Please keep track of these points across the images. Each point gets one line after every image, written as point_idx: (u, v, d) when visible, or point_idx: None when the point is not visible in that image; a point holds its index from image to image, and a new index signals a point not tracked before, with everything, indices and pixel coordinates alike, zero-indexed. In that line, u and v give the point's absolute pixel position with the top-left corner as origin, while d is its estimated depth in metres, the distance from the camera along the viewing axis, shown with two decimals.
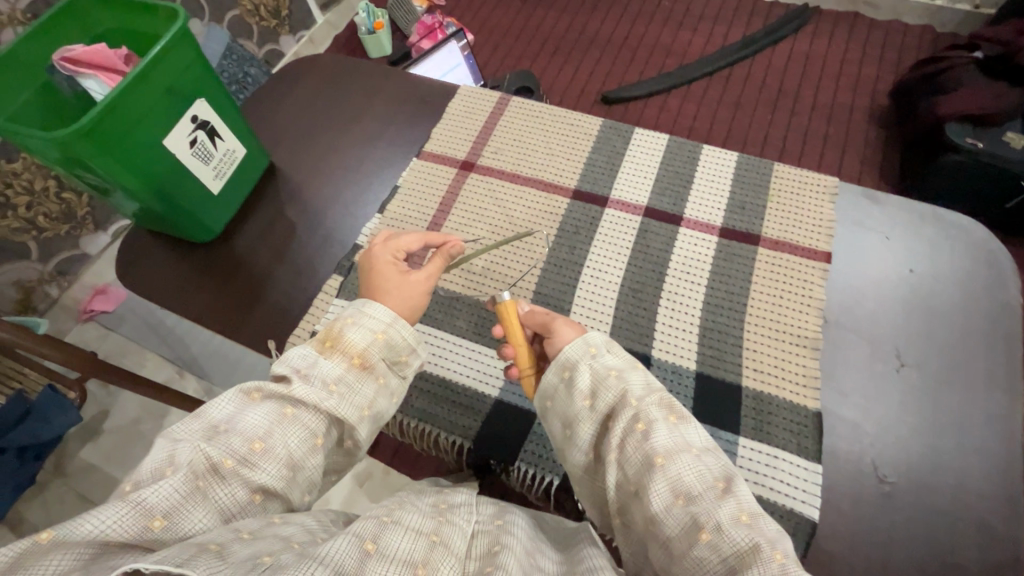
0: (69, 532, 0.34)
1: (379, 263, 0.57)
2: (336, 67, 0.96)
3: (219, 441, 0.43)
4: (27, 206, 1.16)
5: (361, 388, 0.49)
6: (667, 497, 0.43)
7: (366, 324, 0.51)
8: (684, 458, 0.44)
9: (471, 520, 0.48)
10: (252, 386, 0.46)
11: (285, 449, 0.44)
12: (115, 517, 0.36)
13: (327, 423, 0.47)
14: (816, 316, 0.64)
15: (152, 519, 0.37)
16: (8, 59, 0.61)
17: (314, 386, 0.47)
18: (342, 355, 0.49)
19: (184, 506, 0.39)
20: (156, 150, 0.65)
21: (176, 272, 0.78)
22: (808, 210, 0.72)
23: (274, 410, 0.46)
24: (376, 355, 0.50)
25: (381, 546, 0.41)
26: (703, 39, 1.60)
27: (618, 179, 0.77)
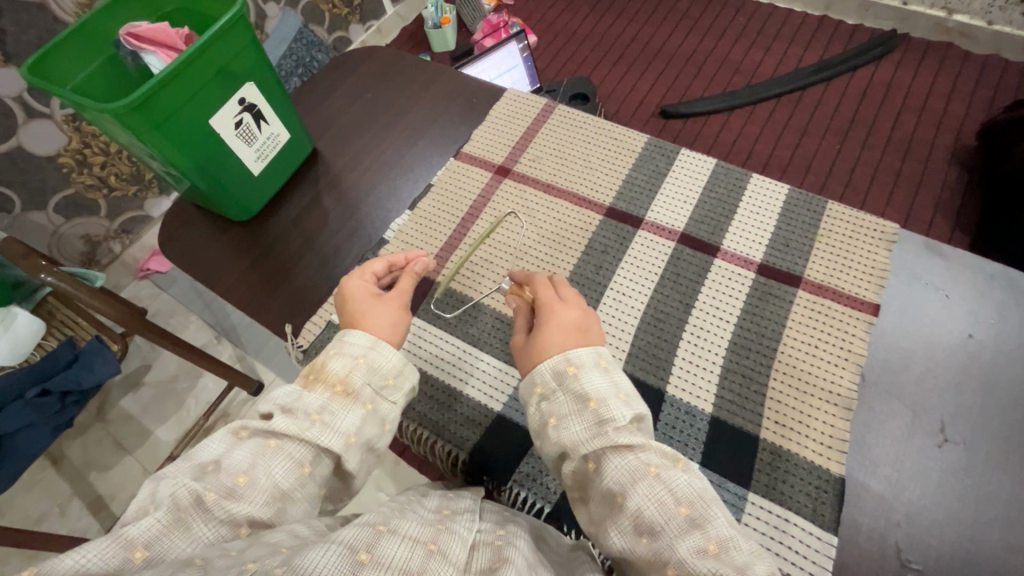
0: (51, 566, 0.35)
1: (354, 292, 0.58)
2: (391, 60, 0.98)
3: (207, 478, 0.43)
4: (101, 166, 1.24)
5: (345, 416, 0.48)
6: (631, 535, 0.43)
7: (348, 350, 0.52)
8: (642, 488, 0.43)
9: (472, 528, 0.47)
10: (238, 424, 0.47)
11: (269, 480, 0.44)
12: (93, 550, 0.36)
13: (313, 451, 0.46)
14: (852, 373, 0.59)
15: (135, 550, 0.38)
16: (80, 31, 0.65)
17: (297, 418, 0.47)
18: (324, 385, 0.49)
19: (166, 537, 0.39)
20: (203, 128, 0.67)
21: (215, 245, 0.81)
22: (859, 256, 0.66)
23: (258, 444, 0.46)
24: (358, 379, 0.50)
25: (375, 557, 0.39)
26: (775, 59, 1.52)
27: (655, 201, 0.73)
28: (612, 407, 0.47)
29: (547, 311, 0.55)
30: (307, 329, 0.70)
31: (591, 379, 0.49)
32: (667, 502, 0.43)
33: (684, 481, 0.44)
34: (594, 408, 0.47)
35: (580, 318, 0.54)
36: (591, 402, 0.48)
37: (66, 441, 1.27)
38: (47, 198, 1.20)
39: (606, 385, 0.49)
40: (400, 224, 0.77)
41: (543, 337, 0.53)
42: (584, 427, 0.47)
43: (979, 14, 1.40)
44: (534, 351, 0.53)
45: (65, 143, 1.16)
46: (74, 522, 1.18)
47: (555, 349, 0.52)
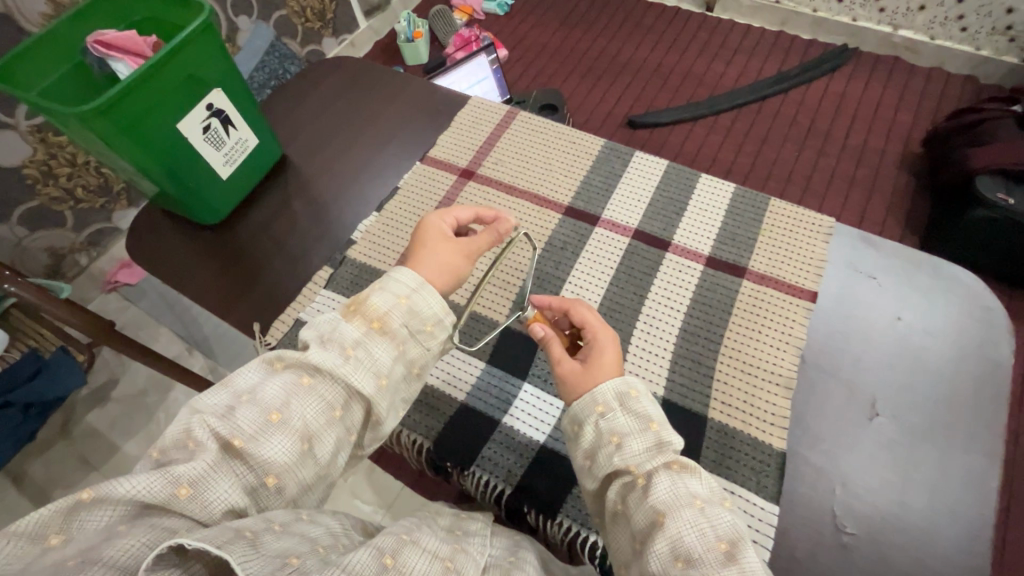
0: (107, 490, 0.38)
1: (434, 230, 0.60)
2: (360, 69, 1.00)
3: (234, 417, 0.45)
4: (67, 176, 1.23)
5: (377, 353, 0.50)
6: (666, 559, 0.44)
7: (391, 288, 0.53)
8: (687, 514, 0.45)
9: (484, 552, 0.50)
10: (274, 356, 0.49)
11: (300, 419, 0.46)
12: (146, 480, 0.39)
13: (344, 396, 0.49)
14: (793, 356, 0.63)
15: (180, 487, 0.40)
16: (46, 38, 0.66)
17: (331, 352, 0.49)
18: (362, 319, 0.51)
19: (209, 477, 0.41)
20: (171, 132, 0.68)
21: (186, 250, 0.81)
22: (799, 248, 0.71)
23: (291, 379, 0.48)
24: (396, 320, 0.52)
25: (399, 562, 0.43)
26: (736, 71, 1.60)
27: (612, 200, 0.77)
28: (668, 431, 0.51)
29: (608, 343, 0.56)
30: (276, 327, 0.72)
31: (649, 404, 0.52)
32: (709, 534, 0.44)
33: (728, 519, 0.46)
34: (656, 430, 0.50)
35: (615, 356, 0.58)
36: (653, 423, 0.51)
37: (26, 459, 1.24)
38: (11, 209, 1.19)
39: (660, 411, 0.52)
40: (368, 225, 0.79)
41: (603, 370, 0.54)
42: (644, 447, 0.49)
43: (922, 29, 1.50)
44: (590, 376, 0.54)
45: (29, 154, 1.15)
46: None
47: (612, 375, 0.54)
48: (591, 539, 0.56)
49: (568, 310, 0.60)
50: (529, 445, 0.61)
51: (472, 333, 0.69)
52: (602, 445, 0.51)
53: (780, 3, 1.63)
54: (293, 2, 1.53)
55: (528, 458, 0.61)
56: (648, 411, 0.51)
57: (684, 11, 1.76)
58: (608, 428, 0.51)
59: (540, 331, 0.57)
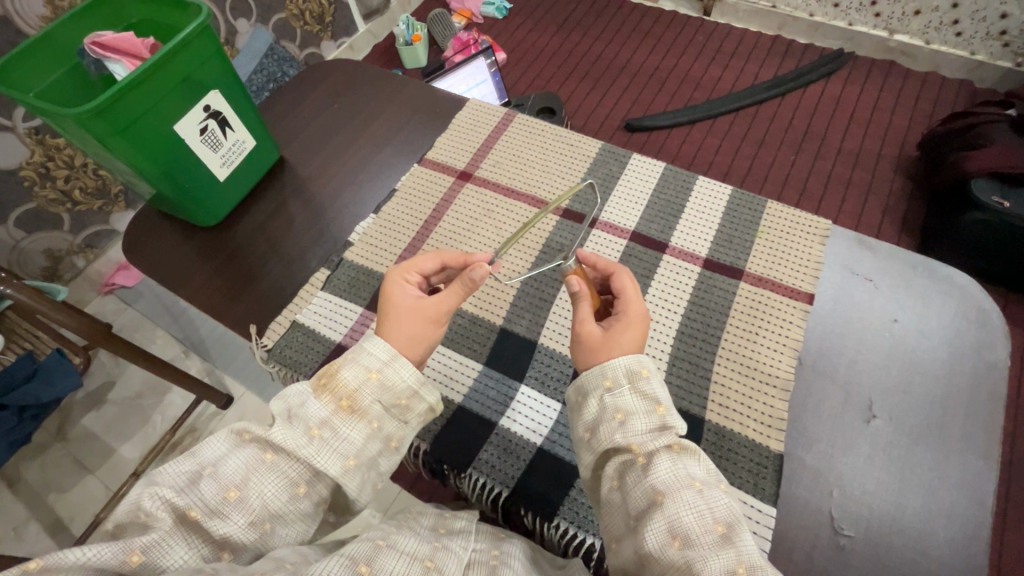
0: (56, 560, 0.39)
1: (395, 295, 0.57)
2: (357, 71, 1.00)
3: (195, 489, 0.46)
4: (65, 179, 1.24)
5: (346, 432, 0.50)
6: (664, 537, 0.44)
7: (362, 361, 0.52)
8: (687, 496, 0.46)
9: (467, 548, 0.51)
10: (243, 427, 0.49)
11: (259, 500, 0.46)
12: (97, 549, 0.41)
13: (310, 472, 0.49)
14: (789, 358, 0.63)
15: (131, 554, 0.42)
16: (44, 41, 0.66)
17: (296, 432, 0.48)
18: (331, 395, 0.51)
19: (163, 544, 0.43)
20: (166, 134, 0.68)
21: (179, 252, 0.81)
22: (795, 250, 0.71)
23: (254, 455, 0.48)
24: (367, 397, 0.51)
25: (375, 568, 0.45)
26: (733, 75, 1.60)
27: (609, 202, 0.77)
28: (673, 416, 0.50)
29: (637, 318, 0.56)
30: (272, 329, 0.71)
31: (659, 387, 0.51)
32: (706, 516, 0.45)
33: (725, 502, 0.46)
34: (662, 413, 0.50)
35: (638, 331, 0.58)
36: (660, 407, 0.50)
37: (22, 462, 1.24)
38: (8, 212, 1.19)
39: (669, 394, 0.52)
40: (365, 227, 0.79)
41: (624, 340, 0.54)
42: (646, 428, 0.50)
43: (918, 34, 1.51)
44: (609, 345, 0.54)
45: (27, 156, 1.16)
46: (31, 545, 1.14)
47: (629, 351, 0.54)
48: (587, 542, 0.56)
49: (611, 273, 0.60)
50: (527, 446, 0.61)
51: (471, 335, 0.69)
52: (605, 418, 0.51)
53: (777, 7, 1.64)
54: (292, 5, 1.53)
55: (525, 460, 0.60)
56: (657, 394, 0.51)
57: (682, 16, 1.77)
58: (614, 404, 0.51)
59: (575, 285, 0.57)
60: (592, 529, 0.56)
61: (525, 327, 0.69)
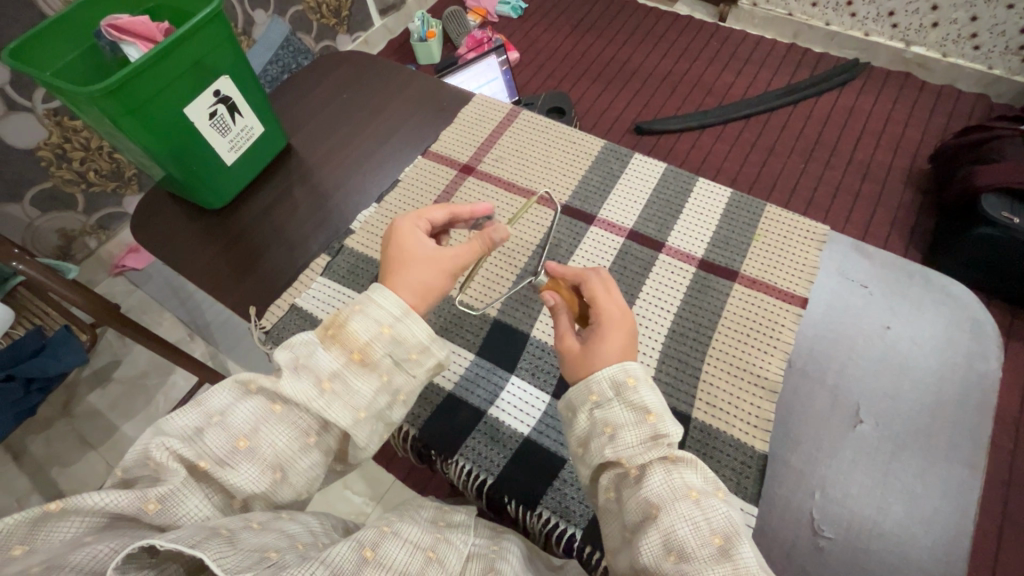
0: (76, 502, 0.42)
1: (404, 234, 0.60)
2: (368, 64, 1.02)
3: (205, 440, 0.48)
4: (80, 161, 1.27)
5: (356, 386, 0.52)
6: (659, 551, 0.45)
7: (373, 313, 0.54)
8: (680, 506, 0.46)
9: (467, 541, 0.52)
10: (249, 379, 0.51)
11: (270, 447, 0.49)
12: (114, 494, 0.42)
13: (319, 423, 0.51)
14: (779, 361, 0.64)
15: (148, 502, 0.43)
16: (63, 22, 0.68)
17: (307, 384, 0.51)
18: (342, 348, 0.52)
19: (177, 493, 0.44)
20: (175, 116, 0.70)
21: (186, 232, 0.83)
22: (790, 254, 0.71)
23: (263, 405, 0.50)
24: (378, 350, 0.53)
25: (379, 556, 0.45)
26: (745, 81, 1.60)
27: (608, 200, 0.78)
28: (666, 424, 0.51)
29: (610, 321, 0.57)
30: (271, 312, 0.73)
31: (648, 394, 0.52)
32: (702, 527, 0.45)
33: (724, 512, 0.46)
34: (652, 422, 0.50)
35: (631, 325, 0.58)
36: (650, 415, 0.51)
37: (28, 435, 1.27)
38: (25, 189, 1.23)
39: (660, 402, 0.52)
40: (367, 216, 0.80)
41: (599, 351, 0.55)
42: (638, 440, 0.50)
43: (934, 46, 1.50)
44: (589, 357, 0.55)
45: (45, 137, 1.20)
46: None
47: (611, 359, 0.54)
48: (569, 532, 0.57)
49: (581, 280, 0.61)
50: (514, 436, 0.62)
51: (464, 325, 0.69)
52: (595, 432, 0.52)
53: (793, 16, 1.65)
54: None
55: (511, 449, 0.61)
56: (646, 403, 0.51)
57: (698, 21, 1.77)
58: (602, 417, 0.52)
59: (550, 300, 0.60)
60: (575, 519, 0.57)
61: (521, 320, 0.70)
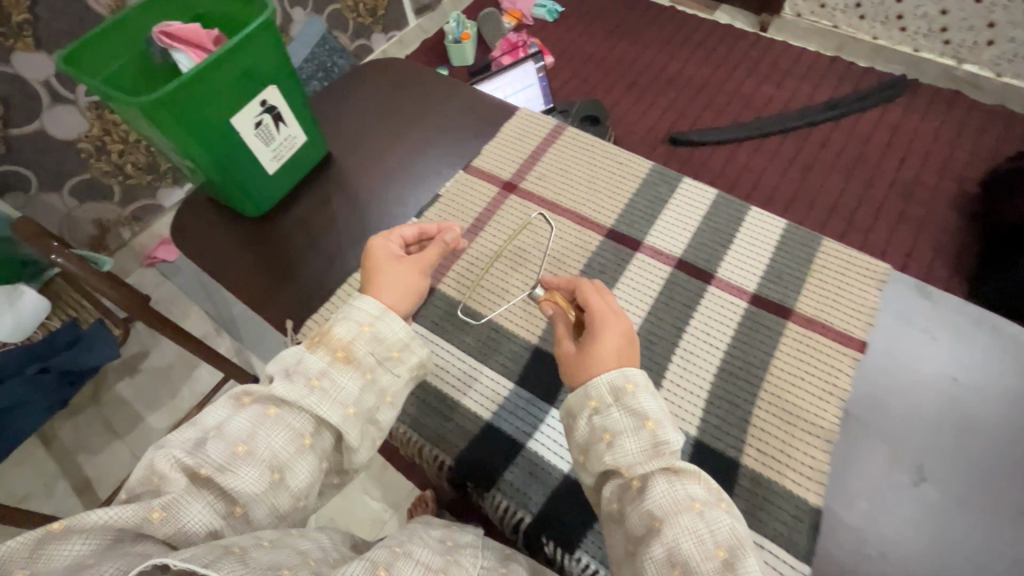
0: (78, 521, 0.40)
1: (377, 248, 0.64)
2: (410, 70, 1.00)
3: (205, 450, 0.48)
4: (119, 154, 1.30)
5: (343, 381, 0.53)
6: (663, 564, 0.45)
7: (354, 316, 0.56)
8: (684, 520, 0.46)
9: (475, 563, 0.51)
10: (242, 392, 0.52)
11: (268, 450, 0.49)
12: (118, 510, 0.42)
13: (313, 424, 0.52)
14: (835, 408, 0.61)
15: (152, 511, 0.43)
16: (115, 28, 0.68)
17: (296, 384, 0.51)
18: (326, 348, 0.54)
19: (181, 501, 0.44)
20: (223, 127, 0.69)
21: (223, 239, 0.83)
22: (848, 293, 0.68)
23: (259, 412, 0.50)
24: (360, 347, 0.55)
25: (393, 573, 0.43)
26: (788, 95, 1.55)
27: (656, 226, 0.75)
28: (666, 431, 0.51)
29: (602, 322, 0.57)
30: (307, 327, 0.72)
31: (646, 400, 0.52)
32: (706, 541, 0.45)
33: (726, 523, 0.46)
34: (651, 429, 0.51)
35: (629, 329, 0.58)
36: (648, 422, 0.51)
37: (57, 421, 1.29)
38: (65, 179, 1.26)
39: (659, 408, 0.52)
40: None
41: (595, 358, 0.55)
42: (639, 449, 0.50)
43: (987, 66, 1.45)
44: (584, 365, 0.56)
45: (86, 129, 1.23)
46: (57, 500, 1.19)
47: (610, 366, 0.55)
48: None
49: (575, 288, 0.63)
50: (553, 471, 0.60)
51: (503, 351, 0.68)
52: (594, 441, 0.52)
53: (838, 28, 1.61)
54: None
55: (551, 486, 0.59)
56: (645, 409, 0.51)
57: (737, 30, 1.72)
58: (601, 425, 0.52)
59: (549, 310, 0.63)
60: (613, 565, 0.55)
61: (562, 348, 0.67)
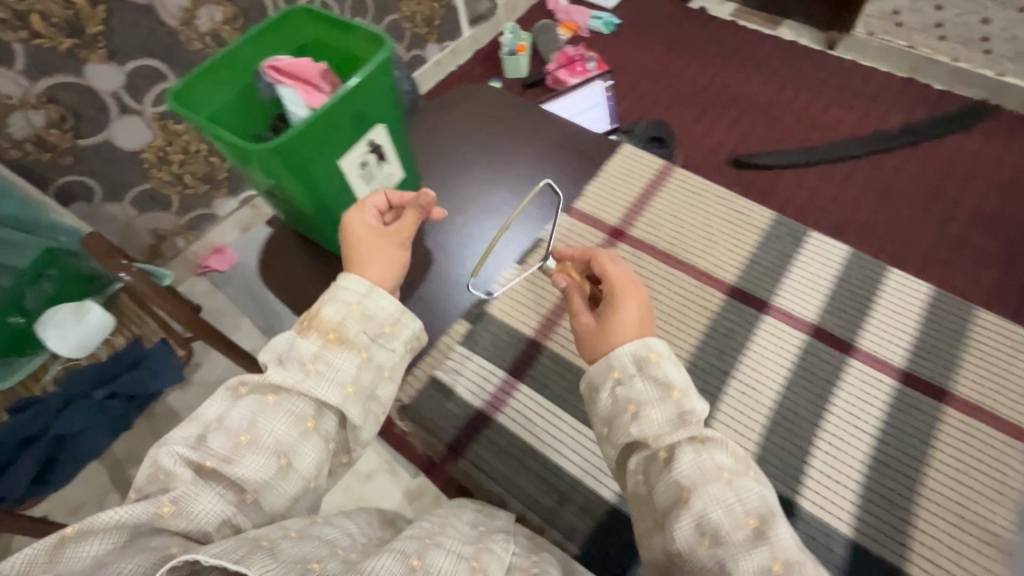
0: (94, 521, 0.44)
1: (356, 226, 0.65)
2: (501, 94, 0.94)
3: (206, 446, 0.51)
4: (179, 164, 1.28)
5: (338, 362, 0.56)
6: (693, 536, 0.49)
7: (341, 297, 0.59)
8: (713, 488, 0.50)
9: (507, 552, 0.54)
10: (238, 383, 0.55)
11: (270, 435, 0.52)
12: (127, 508, 0.45)
13: (314, 407, 0.55)
14: (1005, 512, 0.55)
15: (163, 506, 0.46)
16: (225, 61, 0.65)
17: (292, 369, 0.55)
18: (316, 332, 0.57)
19: (189, 495, 0.47)
20: (330, 169, 0.65)
21: (313, 279, 0.80)
22: (1010, 375, 0.62)
23: (256, 401, 0.54)
24: (351, 327, 0.58)
25: (426, 564, 0.48)
26: (871, 119, 1.46)
27: (785, 286, 0.69)
28: (689, 399, 0.55)
29: (623, 291, 0.61)
30: (408, 384, 0.69)
31: (669, 369, 0.56)
32: (737, 510, 0.49)
33: (757, 493, 0.51)
34: (677, 398, 0.55)
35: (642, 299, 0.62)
36: (674, 391, 0.55)
37: None
38: (127, 191, 1.25)
39: (682, 376, 0.56)
40: (507, 279, 0.75)
41: (613, 329, 0.59)
42: (665, 418, 0.54)
43: None
44: (604, 337, 0.59)
45: (150, 140, 1.22)
46: None
47: (631, 336, 0.59)
48: None
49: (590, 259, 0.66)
50: None
51: None
52: (619, 411, 0.56)
53: (915, 48, 1.49)
54: (405, 7, 1.54)
55: None
56: (670, 378, 0.55)
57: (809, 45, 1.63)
58: (626, 396, 0.56)
59: (564, 282, 0.66)
60: None
61: None
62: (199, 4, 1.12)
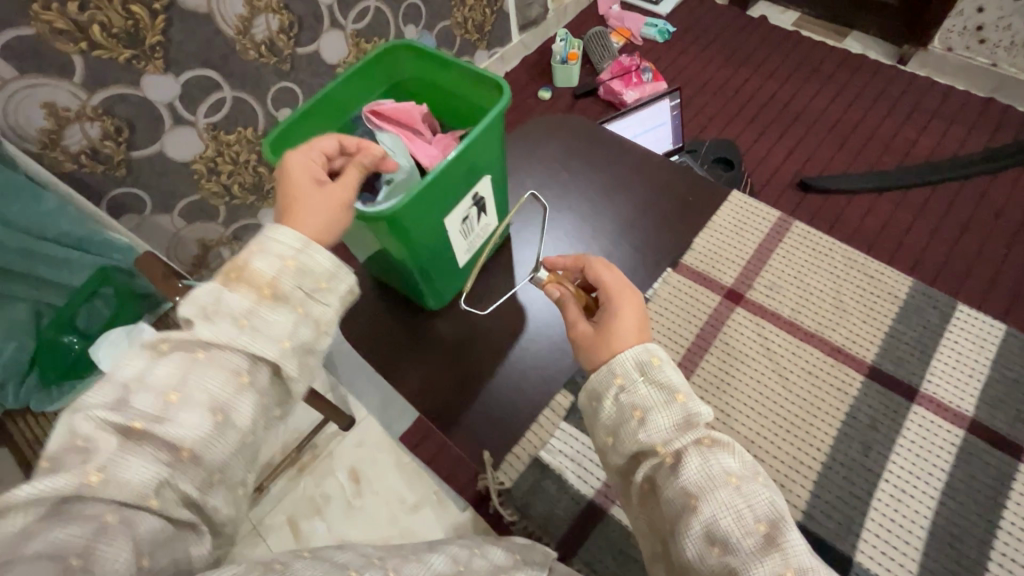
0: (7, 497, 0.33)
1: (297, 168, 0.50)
2: (589, 133, 0.91)
3: (124, 407, 0.39)
4: (229, 174, 1.19)
5: (274, 320, 0.43)
6: (703, 545, 0.44)
7: (274, 249, 0.45)
8: (721, 495, 0.45)
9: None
10: (158, 337, 0.42)
11: (202, 394, 0.40)
12: (47, 480, 0.35)
13: (249, 361, 0.43)
14: None
15: (91, 475, 0.36)
16: (324, 101, 0.60)
17: (219, 325, 0.42)
18: (247, 285, 0.43)
19: (118, 459, 0.37)
20: (434, 227, 0.60)
21: (398, 335, 0.74)
22: None
23: (181, 358, 0.41)
24: (288, 281, 0.44)
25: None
26: (951, 143, 1.36)
27: (929, 369, 0.66)
28: (695, 402, 0.49)
29: (615, 292, 0.56)
30: (508, 463, 0.65)
31: (671, 372, 0.50)
32: (746, 516, 0.44)
33: (764, 497, 0.45)
34: (682, 401, 0.49)
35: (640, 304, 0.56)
36: (679, 394, 0.49)
37: None
38: (175, 201, 1.14)
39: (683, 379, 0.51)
40: None
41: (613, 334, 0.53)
42: (669, 422, 0.48)
43: None
44: (602, 343, 0.53)
45: (200, 151, 1.12)
46: None
47: (632, 341, 0.53)
48: None
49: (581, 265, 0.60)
50: None
51: None
52: (624, 418, 0.50)
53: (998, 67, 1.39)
54: (457, 13, 1.46)
55: None
56: (672, 382, 0.49)
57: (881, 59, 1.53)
58: (630, 402, 0.50)
59: (556, 292, 0.59)
60: None
61: (829, 511, 0.59)
62: (256, 12, 1.05)
